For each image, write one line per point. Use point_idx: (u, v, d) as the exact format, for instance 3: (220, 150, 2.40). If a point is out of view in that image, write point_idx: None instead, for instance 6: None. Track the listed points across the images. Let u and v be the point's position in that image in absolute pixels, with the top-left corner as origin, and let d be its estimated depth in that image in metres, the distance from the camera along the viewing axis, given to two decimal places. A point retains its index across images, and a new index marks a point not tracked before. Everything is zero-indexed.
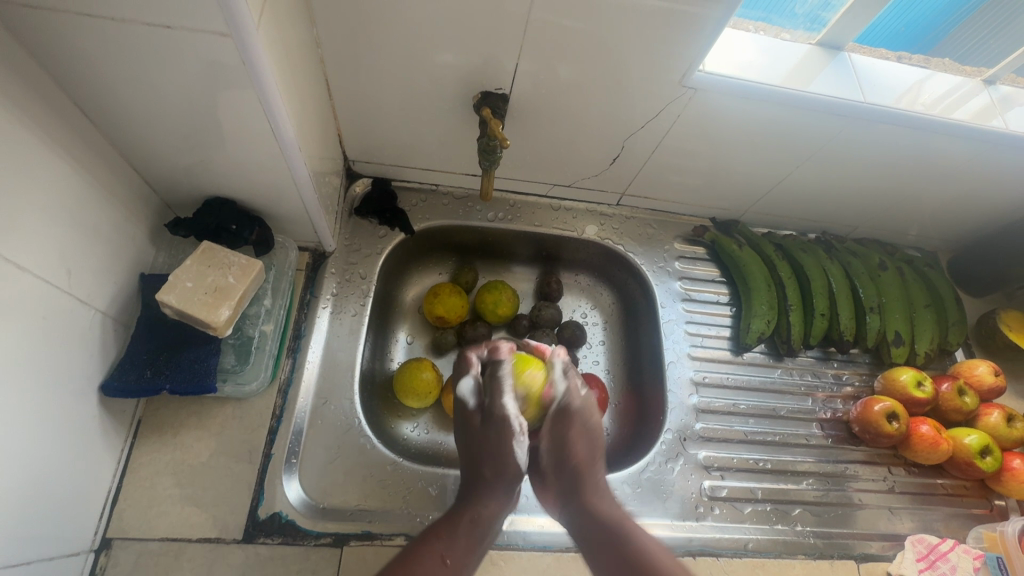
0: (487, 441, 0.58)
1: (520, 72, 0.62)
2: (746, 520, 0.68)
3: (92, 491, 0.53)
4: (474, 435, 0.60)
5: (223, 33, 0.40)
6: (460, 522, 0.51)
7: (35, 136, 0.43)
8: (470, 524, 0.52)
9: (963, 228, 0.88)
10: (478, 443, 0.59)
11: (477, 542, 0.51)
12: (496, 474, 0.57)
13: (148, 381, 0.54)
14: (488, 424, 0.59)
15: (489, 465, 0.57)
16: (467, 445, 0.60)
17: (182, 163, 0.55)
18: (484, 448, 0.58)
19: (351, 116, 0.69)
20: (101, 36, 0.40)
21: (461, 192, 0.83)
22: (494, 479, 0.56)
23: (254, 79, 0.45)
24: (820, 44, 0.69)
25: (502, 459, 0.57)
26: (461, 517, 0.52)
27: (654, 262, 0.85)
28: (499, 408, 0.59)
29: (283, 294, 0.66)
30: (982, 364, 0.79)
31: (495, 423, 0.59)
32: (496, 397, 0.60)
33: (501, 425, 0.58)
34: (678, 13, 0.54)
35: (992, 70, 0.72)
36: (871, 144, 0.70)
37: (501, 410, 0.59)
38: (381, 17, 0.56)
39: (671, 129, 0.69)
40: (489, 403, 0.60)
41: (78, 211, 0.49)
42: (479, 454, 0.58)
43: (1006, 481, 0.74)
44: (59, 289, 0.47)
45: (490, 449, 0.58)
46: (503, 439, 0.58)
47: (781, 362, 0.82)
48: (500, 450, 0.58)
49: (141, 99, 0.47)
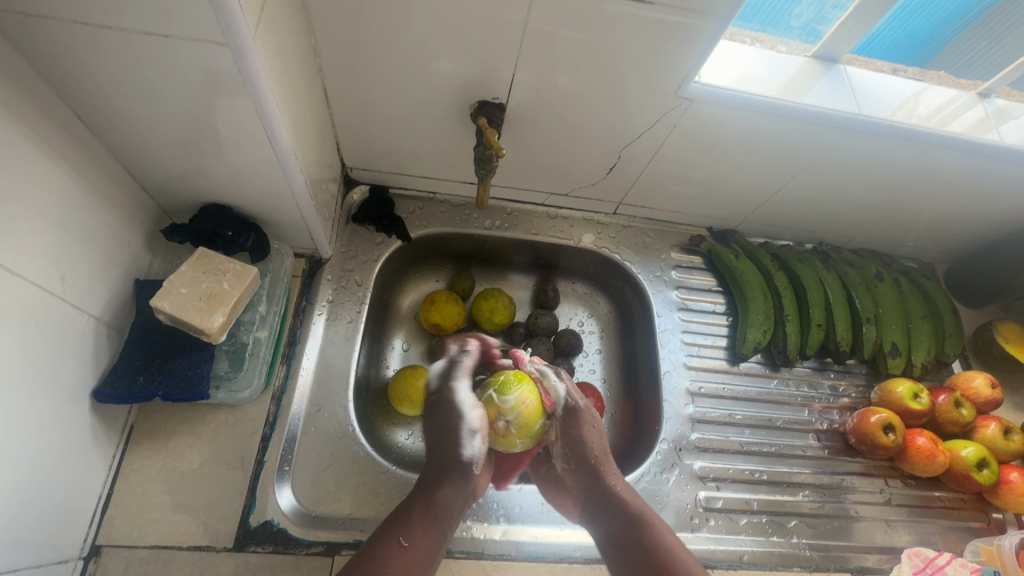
0: (439, 424, 0.64)
1: (517, 82, 0.63)
2: (741, 531, 0.68)
3: (82, 498, 0.52)
4: (432, 424, 0.65)
5: (220, 43, 0.41)
6: (415, 504, 0.56)
7: (32, 142, 0.44)
8: (424, 505, 0.56)
9: (959, 240, 0.88)
10: (435, 427, 0.64)
11: (431, 521, 0.55)
12: (451, 458, 0.61)
13: (141, 388, 0.53)
14: (438, 408, 0.66)
15: (441, 447, 0.62)
16: (428, 432, 0.65)
17: (178, 170, 0.55)
18: (439, 433, 0.63)
19: (348, 123, 0.70)
20: (98, 44, 0.41)
21: (459, 200, 0.83)
22: (449, 459, 0.61)
23: (250, 88, 0.45)
24: (817, 56, 0.70)
25: (450, 436, 0.63)
26: (418, 499, 0.57)
27: (650, 271, 0.85)
28: (450, 390, 0.67)
29: (278, 300, 0.66)
30: (979, 376, 0.79)
31: (446, 408, 0.65)
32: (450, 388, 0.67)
33: (452, 408, 0.65)
34: (673, 25, 0.55)
35: (986, 83, 0.73)
36: (867, 155, 0.71)
37: (451, 394, 0.66)
38: (378, 26, 0.57)
39: (667, 140, 0.70)
40: (440, 392, 0.67)
41: (74, 217, 0.49)
42: (435, 439, 0.63)
43: (1003, 494, 0.73)
44: (52, 295, 0.47)
45: (442, 430, 0.63)
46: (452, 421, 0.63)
47: (777, 372, 0.81)
48: (450, 430, 0.63)
49: (139, 106, 0.47)
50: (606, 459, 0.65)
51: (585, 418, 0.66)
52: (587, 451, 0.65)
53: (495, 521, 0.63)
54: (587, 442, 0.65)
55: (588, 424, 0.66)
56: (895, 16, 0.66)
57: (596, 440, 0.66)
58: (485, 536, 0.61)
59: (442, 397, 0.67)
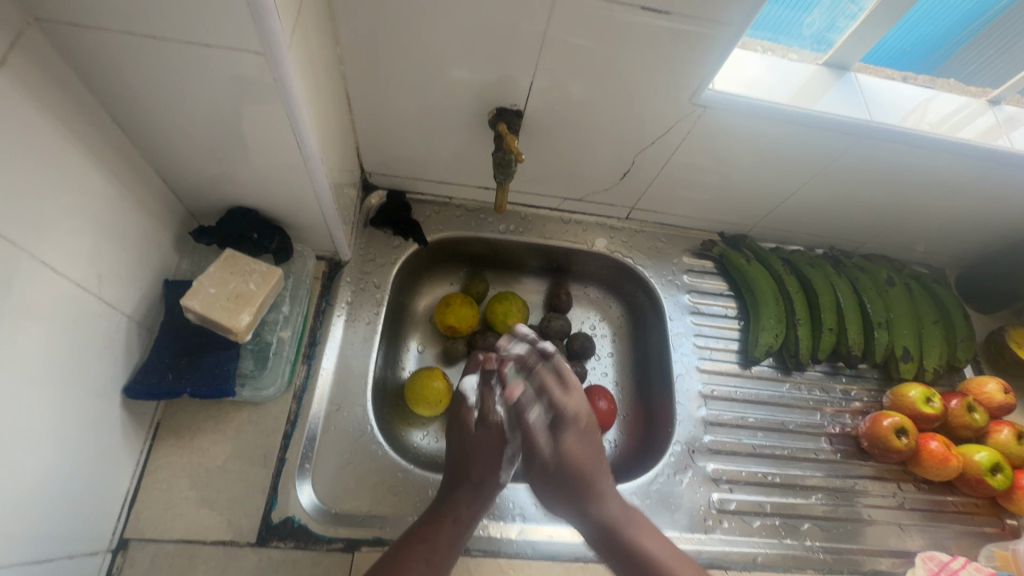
0: (476, 443, 0.60)
1: (535, 89, 0.64)
2: (755, 533, 0.68)
3: (112, 491, 0.54)
4: (467, 435, 0.61)
5: (257, 52, 0.42)
6: (444, 526, 0.55)
7: (74, 147, 0.45)
8: (455, 526, 0.55)
9: (970, 246, 0.89)
10: (470, 445, 0.60)
11: (458, 541, 0.55)
12: (487, 480, 0.59)
13: (170, 385, 0.55)
14: (480, 424, 0.60)
15: (477, 468, 0.59)
16: (459, 444, 0.61)
17: (208, 173, 0.57)
18: (475, 453, 0.59)
19: (369, 129, 0.71)
20: (141, 53, 0.43)
21: (474, 204, 0.85)
22: (483, 480, 0.58)
23: (282, 95, 0.47)
24: (827, 63, 0.71)
25: (490, 460, 0.59)
26: (447, 520, 0.55)
27: (663, 275, 0.86)
28: (493, 416, 0.60)
29: (300, 301, 0.67)
30: (992, 381, 0.79)
31: (488, 427, 0.60)
32: (487, 405, 0.61)
33: (494, 432, 0.60)
34: (689, 34, 0.56)
35: (996, 90, 0.74)
36: (878, 161, 0.71)
37: (495, 416, 0.60)
38: (402, 35, 0.59)
39: (681, 145, 0.71)
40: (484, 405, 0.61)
41: (109, 218, 0.51)
42: (469, 458, 0.59)
43: (1017, 499, 0.73)
44: (89, 293, 0.48)
45: (477, 448, 0.59)
46: (495, 448, 0.59)
47: (789, 376, 0.82)
48: (491, 456, 0.59)
49: (175, 111, 0.49)
50: (597, 475, 0.59)
51: (574, 422, 0.59)
52: (569, 467, 0.58)
53: (510, 520, 0.63)
54: (570, 450, 0.59)
55: (577, 427, 0.59)
56: (905, 23, 0.68)
57: (586, 447, 0.59)
58: (502, 535, 0.62)
59: (481, 415, 0.61)
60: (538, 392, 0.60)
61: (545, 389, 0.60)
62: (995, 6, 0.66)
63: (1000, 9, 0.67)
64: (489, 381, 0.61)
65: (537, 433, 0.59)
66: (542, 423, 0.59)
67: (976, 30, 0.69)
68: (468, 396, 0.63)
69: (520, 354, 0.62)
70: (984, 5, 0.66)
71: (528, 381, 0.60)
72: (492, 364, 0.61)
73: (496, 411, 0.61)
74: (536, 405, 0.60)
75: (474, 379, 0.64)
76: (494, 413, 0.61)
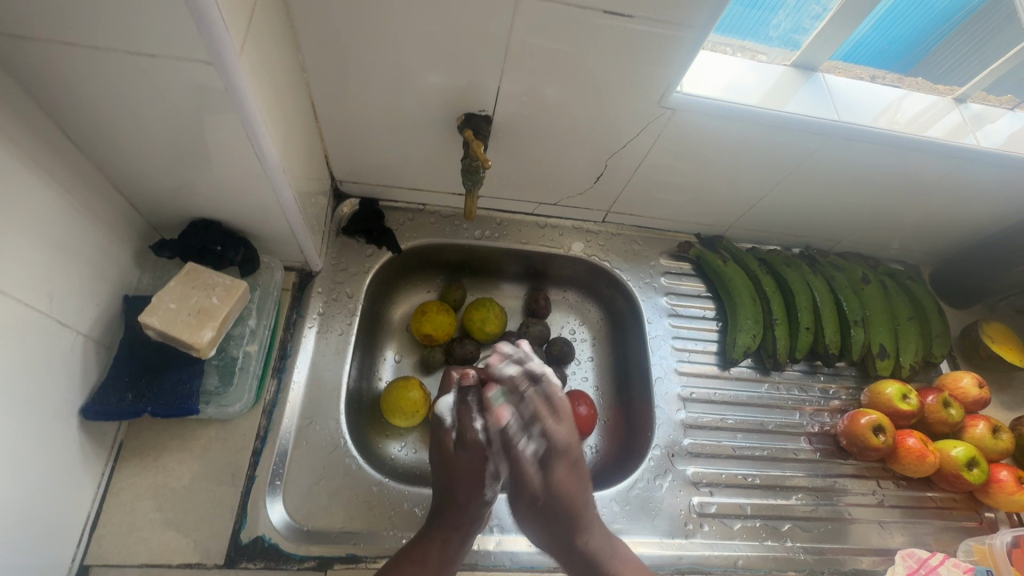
0: (453, 464, 0.58)
1: (503, 94, 0.64)
2: (736, 536, 0.68)
3: (71, 516, 0.52)
4: (448, 457, 0.59)
5: (206, 61, 0.41)
6: (431, 553, 0.54)
7: (20, 162, 0.44)
8: (442, 547, 0.55)
9: (943, 242, 0.90)
10: (452, 467, 0.58)
11: (447, 564, 0.55)
12: (473, 500, 0.57)
13: (130, 405, 0.53)
14: (459, 446, 0.59)
15: (461, 491, 0.57)
16: (439, 466, 0.59)
17: (167, 186, 0.55)
18: (457, 475, 0.57)
19: (337, 137, 0.70)
20: (86, 65, 0.41)
21: (448, 211, 0.84)
22: (465, 501, 0.57)
23: (236, 105, 0.45)
24: (796, 64, 0.71)
25: (471, 481, 0.57)
26: (434, 545, 0.55)
27: (640, 278, 0.86)
28: (470, 433, 0.59)
29: (268, 314, 0.66)
30: (967, 376, 0.80)
31: (467, 449, 0.58)
32: (466, 423, 0.59)
33: (474, 451, 0.58)
34: (655, 36, 0.56)
35: (963, 88, 0.74)
36: (849, 160, 0.72)
37: (473, 434, 0.59)
38: (365, 41, 0.58)
39: (652, 148, 0.71)
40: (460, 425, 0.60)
41: (62, 234, 0.49)
42: (451, 480, 0.58)
43: (994, 493, 0.74)
44: (40, 313, 0.47)
45: (456, 469, 0.58)
46: (476, 470, 0.57)
47: (768, 376, 0.82)
48: (473, 477, 0.57)
49: (127, 124, 0.47)
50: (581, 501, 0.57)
51: (565, 452, 0.58)
52: (557, 498, 0.56)
53: (488, 531, 0.62)
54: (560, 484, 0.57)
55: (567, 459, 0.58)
56: (882, 19, 0.69)
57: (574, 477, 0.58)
58: (479, 547, 0.61)
59: (460, 433, 0.59)
60: (528, 421, 0.58)
61: (537, 417, 0.58)
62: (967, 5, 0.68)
63: (972, 9, 0.69)
64: (465, 398, 0.61)
65: (526, 463, 0.57)
66: (532, 452, 0.57)
67: (948, 29, 0.71)
68: (445, 416, 0.61)
69: (512, 376, 0.61)
70: (957, 4, 0.68)
71: (518, 406, 0.59)
72: (469, 380, 0.62)
73: (474, 428, 0.59)
74: (524, 435, 0.58)
75: (451, 398, 0.62)
76: (472, 432, 0.59)
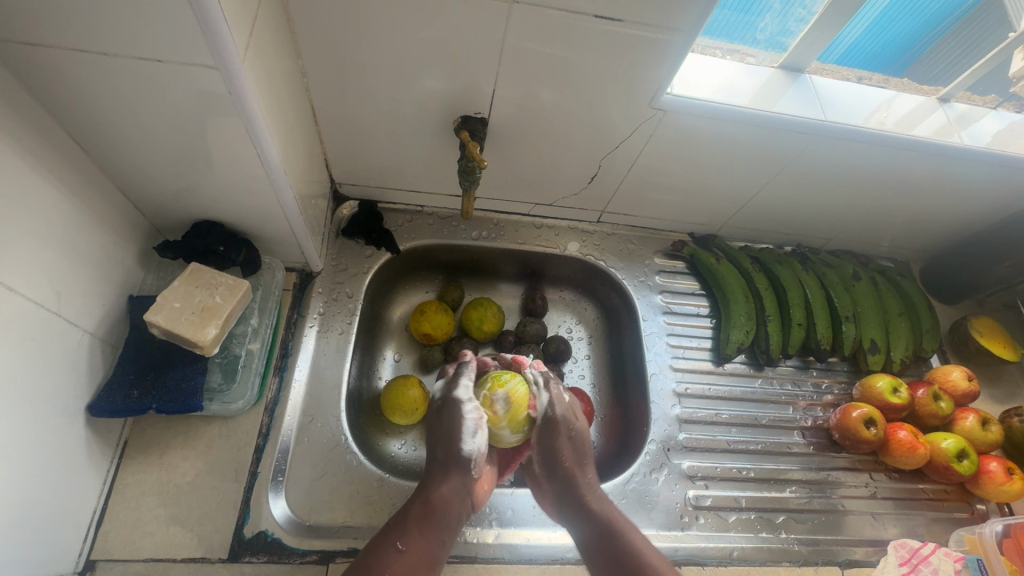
0: (438, 425, 0.60)
1: (497, 97, 0.65)
2: (731, 528, 0.69)
3: (77, 512, 0.53)
4: (433, 421, 0.61)
5: (210, 66, 0.43)
6: (411, 506, 0.53)
7: (30, 164, 0.45)
8: (422, 505, 0.53)
9: (932, 239, 0.92)
10: (439, 429, 0.59)
11: (429, 524, 0.51)
12: (452, 455, 0.57)
13: (135, 402, 0.54)
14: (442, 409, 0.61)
15: (442, 446, 0.58)
16: (429, 435, 0.61)
17: (170, 188, 0.57)
18: (442, 434, 0.59)
19: (336, 140, 0.72)
20: (94, 70, 0.43)
21: (446, 212, 0.85)
22: (448, 457, 0.57)
23: (239, 108, 0.47)
24: (783, 66, 0.73)
25: (453, 435, 0.58)
26: (414, 502, 0.53)
27: (635, 276, 0.87)
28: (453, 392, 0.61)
29: (269, 313, 0.67)
30: (956, 369, 0.81)
31: (449, 408, 0.60)
32: (452, 386, 0.63)
33: (454, 407, 0.60)
34: (645, 39, 0.58)
35: (946, 89, 0.76)
36: (837, 159, 0.73)
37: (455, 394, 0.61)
38: (364, 46, 0.59)
39: (645, 148, 0.72)
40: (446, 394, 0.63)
41: (69, 236, 0.50)
42: (434, 439, 0.59)
43: (984, 484, 0.75)
44: (49, 312, 0.48)
45: (439, 428, 0.59)
46: (453, 424, 0.58)
47: (761, 371, 0.83)
48: (455, 436, 0.58)
49: (133, 127, 0.49)
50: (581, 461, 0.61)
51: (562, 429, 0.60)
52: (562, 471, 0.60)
53: (487, 525, 0.63)
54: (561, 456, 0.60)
55: (563, 436, 0.60)
56: (875, 23, 0.71)
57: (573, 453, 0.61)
58: (478, 540, 0.62)
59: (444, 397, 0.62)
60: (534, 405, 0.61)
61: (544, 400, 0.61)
62: (962, 5, 0.70)
63: (966, 9, 0.71)
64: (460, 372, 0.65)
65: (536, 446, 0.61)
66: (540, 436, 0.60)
67: (941, 32, 0.73)
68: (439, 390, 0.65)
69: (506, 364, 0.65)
70: (953, 5, 0.70)
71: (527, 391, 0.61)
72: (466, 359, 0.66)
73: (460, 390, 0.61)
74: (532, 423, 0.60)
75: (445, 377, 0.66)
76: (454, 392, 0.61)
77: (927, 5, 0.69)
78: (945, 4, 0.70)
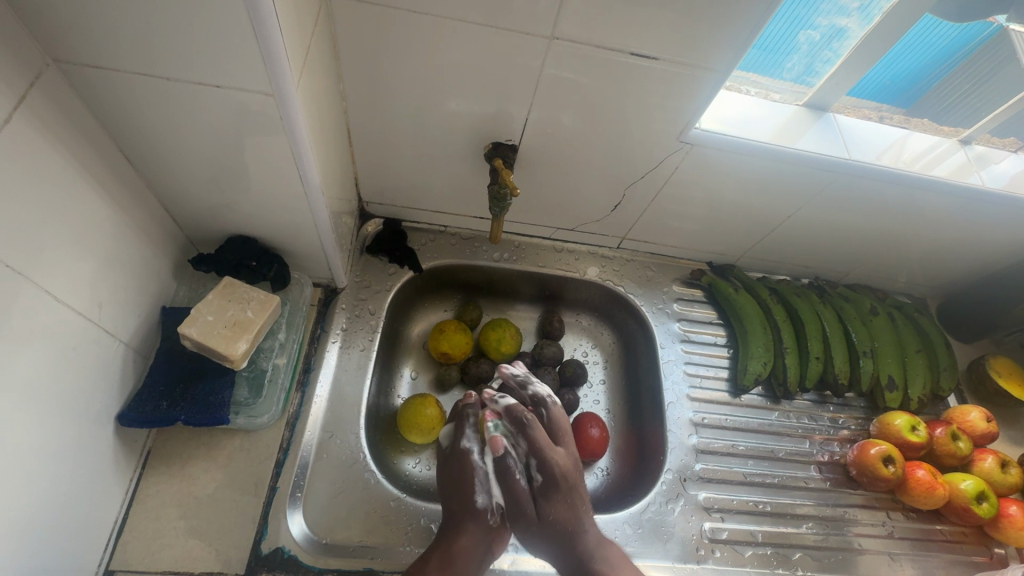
0: (452, 479, 0.63)
1: (529, 126, 0.67)
2: (747, 563, 0.69)
3: (100, 521, 0.53)
4: (445, 473, 0.64)
5: (266, 93, 0.44)
6: (433, 558, 0.56)
7: (81, 177, 0.46)
8: (442, 557, 0.56)
9: (950, 276, 0.92)
10: (451, 478, 0.63)
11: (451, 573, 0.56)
12: (470, 503, 0.61)
13: (164, 413, 0.55)
14: (450, 461, 0.65)
15: (456, 498, 0.62)
16: (442, 479, 0.64)
17: (210, 204, 0.58)
18: (455, 485, 0.63)
19: (369, 159, 0.73)
20: (154, 92, 0.45)
21: (469, 233, 0.87)
22: (467, 510, 0.60)
23: (288, 131, 0.48)
24: (807, 104, 0.74)
25: (467, 488, 0.62)
26: (437, 553, 0.57)
27: (654, 304, 0.88)
28: (462, 444, 0.65)
29: (296, 328, 0.68)
30: (974, 410, 0.81)
31: (457, 462, 0.64)
32: (458, 434, 0.66)
33: (465, 458, 0.64)
34: (678, 74, 0.59)
35: (968, 131, 0.77)
36: (859, 196, 0.74)
37: (462, 445, 0.65)
38: (402, 72, 0.61)
39: (670, 179, 0.74)
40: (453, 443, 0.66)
41: (112, 247, 0.52)
42: (450, 490, 0.62)
43: (1004, 528, 0.74)
44: (89, 321, 0.49)
45: (455, 481, 0.63)
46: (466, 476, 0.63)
47: (777, 404, 0.83)
48: (467, 481, 0.62)
49: (181, 146, 0.50)
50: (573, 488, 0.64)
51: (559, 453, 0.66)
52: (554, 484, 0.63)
53: (503, 550, 0.63)
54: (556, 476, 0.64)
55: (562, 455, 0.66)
56: (885, 58, 0.70)
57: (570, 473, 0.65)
58: (494, 566, 0.62)
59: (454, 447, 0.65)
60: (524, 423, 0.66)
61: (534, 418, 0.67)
62: (974, 39, 0.70)
63: (978, 42, 0.70)
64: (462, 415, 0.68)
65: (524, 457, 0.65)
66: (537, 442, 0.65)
67: (949, 66, 0.72)
68: (465, 434, 0.66)
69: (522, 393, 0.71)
70: (965, 37, 0.69)
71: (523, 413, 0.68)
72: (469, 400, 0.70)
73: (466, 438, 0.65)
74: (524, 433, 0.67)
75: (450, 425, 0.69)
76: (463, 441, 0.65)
77: (938, 37, 0.68)
78: (957, 38, 0.69)
